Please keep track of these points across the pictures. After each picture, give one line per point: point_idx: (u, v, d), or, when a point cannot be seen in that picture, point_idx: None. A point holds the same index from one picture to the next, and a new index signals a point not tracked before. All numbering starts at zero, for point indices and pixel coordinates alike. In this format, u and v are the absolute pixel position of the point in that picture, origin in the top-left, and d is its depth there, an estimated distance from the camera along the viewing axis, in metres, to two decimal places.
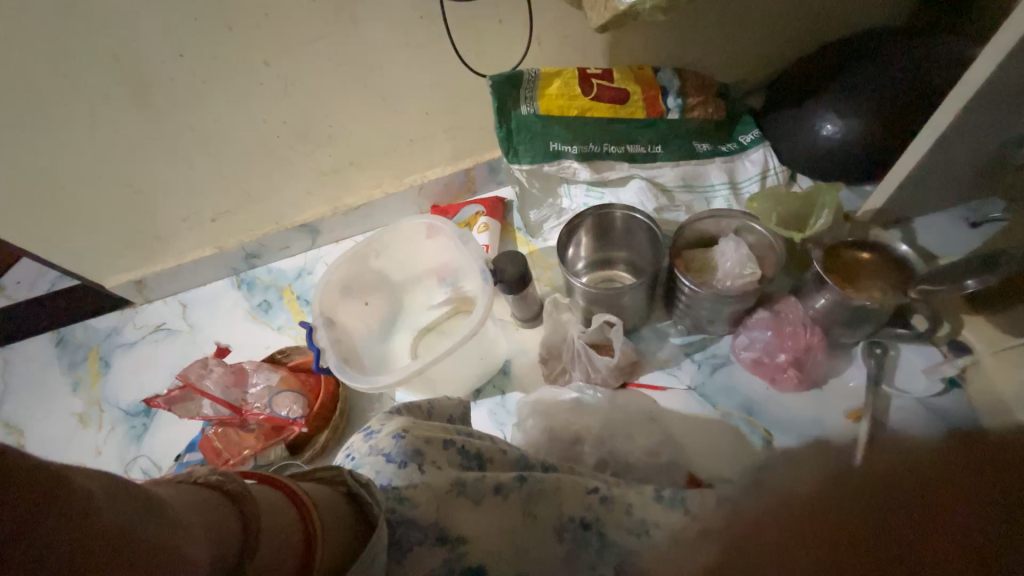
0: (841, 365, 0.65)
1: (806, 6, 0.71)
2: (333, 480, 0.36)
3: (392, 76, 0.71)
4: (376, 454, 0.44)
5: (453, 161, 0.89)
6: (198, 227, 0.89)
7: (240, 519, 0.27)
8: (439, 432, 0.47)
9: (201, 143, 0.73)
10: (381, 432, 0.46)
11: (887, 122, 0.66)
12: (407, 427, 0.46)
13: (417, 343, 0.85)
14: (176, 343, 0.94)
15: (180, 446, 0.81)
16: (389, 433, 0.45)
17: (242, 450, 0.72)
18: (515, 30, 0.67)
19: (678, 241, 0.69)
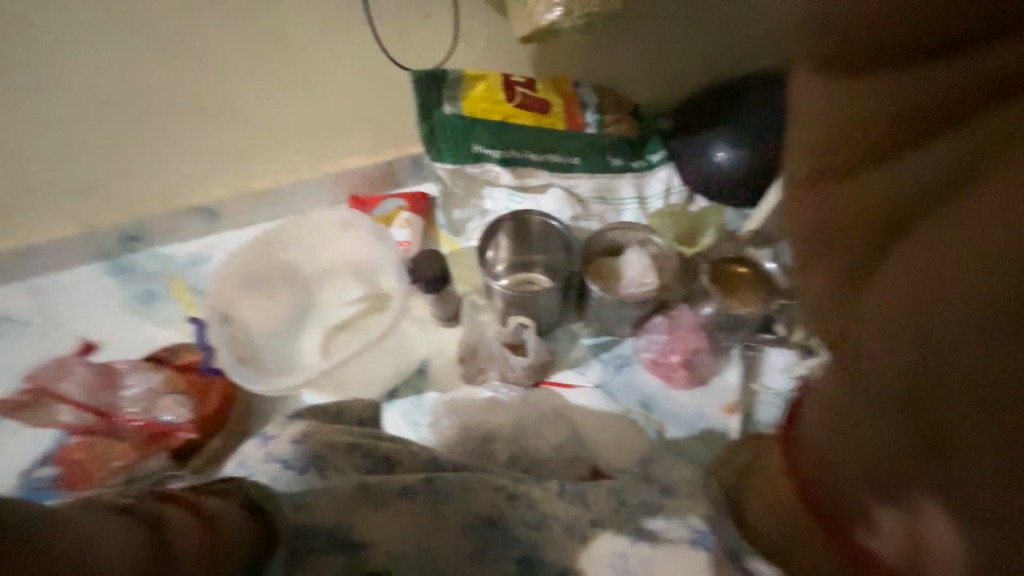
0: (724, 364, 0.72)
1: (718, 43, 0.76)
2: (226, 495, 0.35)
3: (307, 55, 0.66)
4: (272, 462, 0.42)
5: (373, 153, 0.85)
6: (61, 199, 0.76)
7: (156, 535, 0.26)
8: (345, 436, 0.45)
9: (85, 100, 0.65)
10: (279, 438, 0.44)
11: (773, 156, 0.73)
12: (310, 431, 0.44)
13: (326, 341, 0.78)
14: (27, 336, 0.80)
15: (22, 462, 0.68)
16: (292, 437, 0.44)
17: (114, 461, 0.63)
18: (441, 28, 0.67)
19: (587, 249, 0.75)
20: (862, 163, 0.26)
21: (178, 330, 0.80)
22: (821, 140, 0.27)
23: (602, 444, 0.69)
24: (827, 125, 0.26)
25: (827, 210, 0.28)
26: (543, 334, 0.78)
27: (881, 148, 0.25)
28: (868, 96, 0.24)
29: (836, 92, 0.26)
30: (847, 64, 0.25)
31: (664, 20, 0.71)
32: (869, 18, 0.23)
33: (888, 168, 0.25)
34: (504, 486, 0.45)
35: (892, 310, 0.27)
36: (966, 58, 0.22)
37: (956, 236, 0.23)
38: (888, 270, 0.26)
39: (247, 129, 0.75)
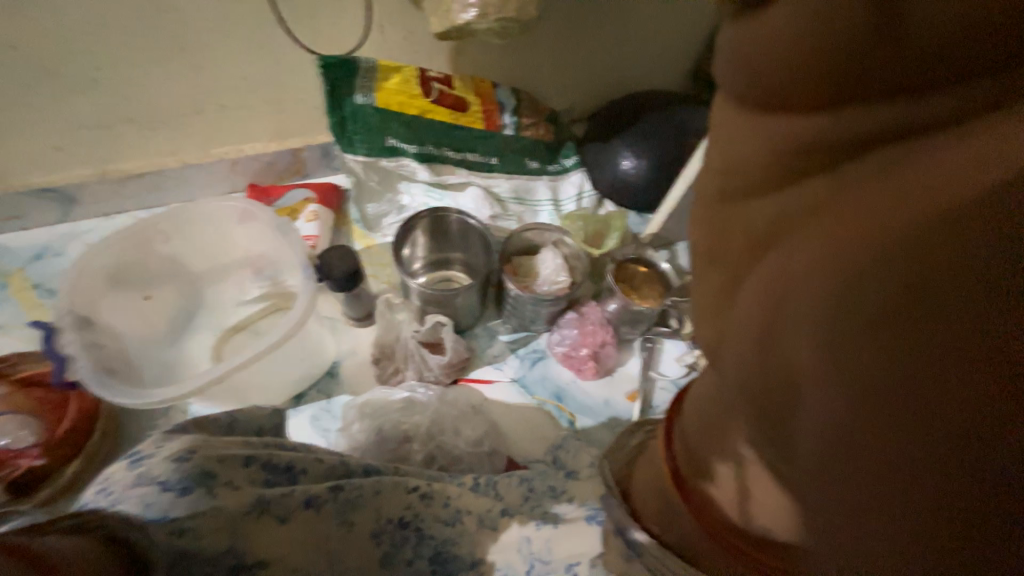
0: (627, 356, 0.79)
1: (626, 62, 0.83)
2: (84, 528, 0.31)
3: (192, 25, 0.60)
4: (145, 484, 0.35)
5: (278, 139, 0.79)
6: None
7: None
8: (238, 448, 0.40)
9: None
10: (155, 457, 0.37)
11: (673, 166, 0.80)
12: (195, 447, 0.38)
13: (221, 345, 0.72)
14: None
15: None
16: (170, 455, 0.37)
17: None
18: (352, 14, 0.63)
19: (507, 247, 0.77)
20: (771, 187, 0.21)
21: (17, 335, 0.68)
22: (741, 160, 0.22)
23: (517, 436, 0.72)
24: (745, 156, 0.22)
25: (717, 224, 0.24)
26: (460, 331, 0.78)
27: (794, 178, 0.20)
28: (779, 125, 0.20)
29: (755, 116, 0.21)
30: (767, 76, 0.20)
31: (578, 32, 0.75)
32: (795, 23, 0.18)
33: (785, 198, 0.21)
34: (417, 487, 0.45)
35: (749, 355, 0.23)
36: (890, 79, 0.17)
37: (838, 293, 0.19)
38: (752, 305, 0.22)
39: (118, 101, 0.66)
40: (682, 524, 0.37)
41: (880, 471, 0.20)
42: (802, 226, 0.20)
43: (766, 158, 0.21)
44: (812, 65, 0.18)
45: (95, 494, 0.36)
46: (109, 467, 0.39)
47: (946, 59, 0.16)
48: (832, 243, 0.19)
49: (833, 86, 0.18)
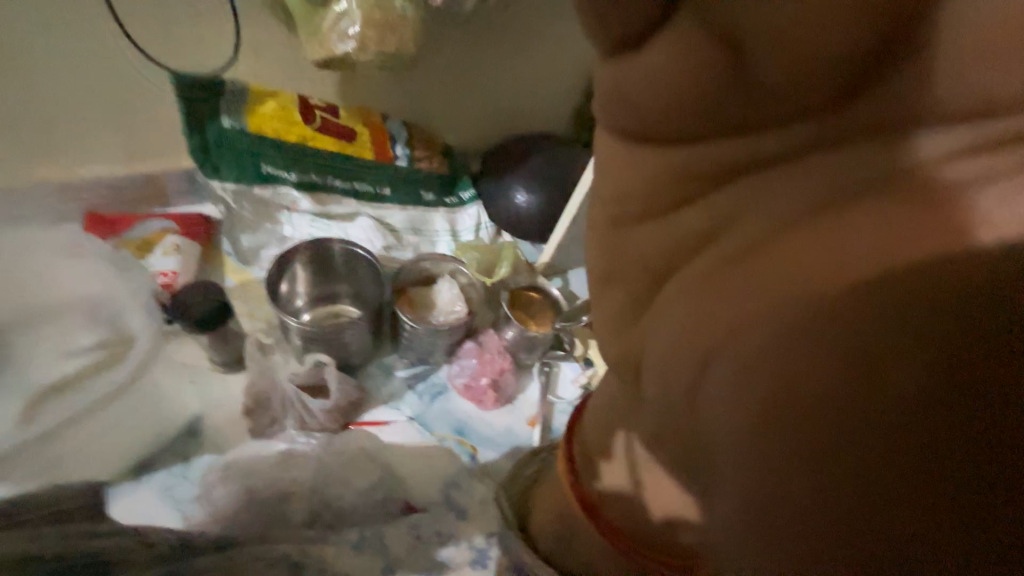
0: (526, 383, 0.79)
1: (516, 105, 0.88)
2: None
3: (3, 24, 0.52)
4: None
5: (126, 163, 0.68)
6: None
7: None
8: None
9: None
10: None
11: (561, 201, 0.85)
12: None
13: (31, 413, 0.53)
14: None
15: None
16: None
17: None
18: (214, 33, 0.59)
19: (398, 278, 0.75)
20: (668, 210, 0.22)
21: None
22: (629, 191, 0.22)
23: None
24: (633, 185, 0.22)
25: (610, 248, 0.24)
26: (352, 369, 0.73)
27: (686, 205, 0.21)
28: (669, 155, 0.20)
29: (631, 148, 0.21)
30: (641, 119, 0.20)
31: (468, 75, 0.78)
32: (676, 64, 0.18)
33: (680, 219, 0.22)
34: None
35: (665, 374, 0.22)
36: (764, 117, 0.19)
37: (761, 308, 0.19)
38: (670, 322, 0.22)
39: None
40: (570, 542, 0.37)
41: (807, 510, 0.19)
42: (716, 250, 0.20)
43: (656, 182, 0.21)
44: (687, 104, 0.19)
45: None
46: None
47: (812, 86, 0.18)
48: (764, 271, 0.19)
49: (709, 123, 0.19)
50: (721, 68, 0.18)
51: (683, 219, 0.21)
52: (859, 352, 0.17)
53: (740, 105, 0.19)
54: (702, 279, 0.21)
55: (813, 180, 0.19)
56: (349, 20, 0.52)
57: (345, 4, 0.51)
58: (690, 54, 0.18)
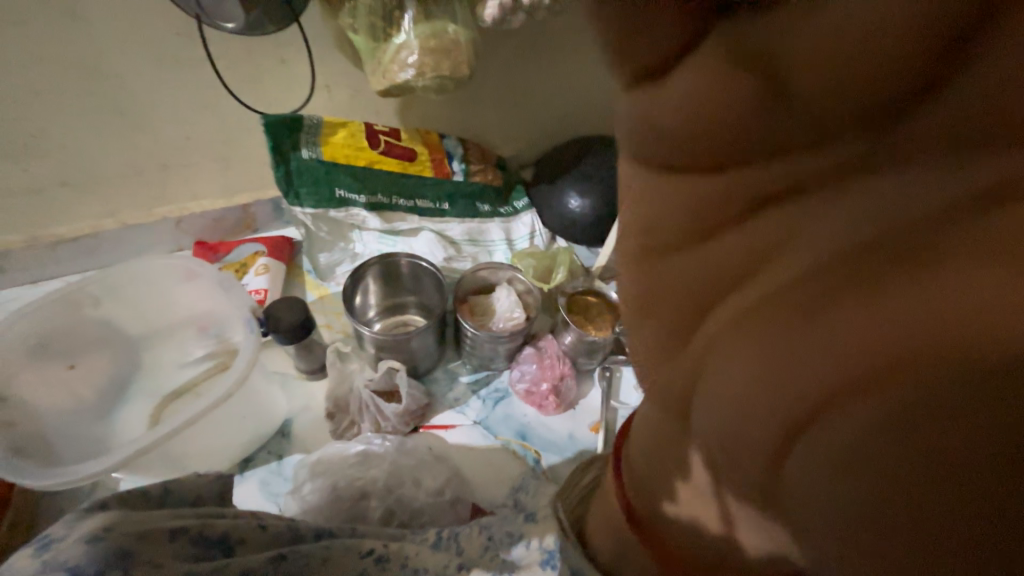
0: (587, 388, 0.79)
1: (566, 112, 0.88)
2: None
3: (132, 89, 0.61)
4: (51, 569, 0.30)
5: (225, 196, 0.78)
6: None
7: None
8: (164, 522, 0.36)
9: None
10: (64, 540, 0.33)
11: (615, 204, 0.84)
12: (113, 524, 0.34)
13: (159, 412, 0.67)
14: None
15: None
16: (81, 538, 0.33)
17: None
18: (294, 76, 0.66)
19: (459, 288, 0.78)
20: (711, 234, 0.20)
21: None
22: (668, 217, 0.21)
23: (482, 481, 0.69)
24: (671, 215, 0.21)
25: (655, 276, 0.23)
26: (419, 375, 0.77)
27: (722, 231, 0.20)
28: (699, 183, 0.20)
29: (669, 174, 0.21)
30: (676, 143, 0.19)
31: (518, 87, 0.80)
32: (701, 83, 0.18)
33: (723, 246, 0.20)
34: (372, 550, 0.43)
35: (725, 417, 0.20)
36: (819, 128, 0.17)
37: (837, 341, 0.17)
38: (727, 358, 0.20)
39: (48, 165, 0.65)
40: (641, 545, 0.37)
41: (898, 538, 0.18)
42: (780, 277, 0.19)
43: (695, 206, 0.20)
44: (720, 129, 0.18)
45: None
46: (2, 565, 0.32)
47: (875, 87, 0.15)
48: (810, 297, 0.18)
49: (751, 143, 0.18)
50: (744, 84, 0.17)
51: (730, 242, 0.20)
52: (949, 389, 0.15)
53: (788, 114, 0.17)
54: (761, 316, 0.19)
55: (893, 188, 0.17)
56: (408, 52, 0.56)
57: (403, 37, 0.56)
58: (720, 74, 0.17)
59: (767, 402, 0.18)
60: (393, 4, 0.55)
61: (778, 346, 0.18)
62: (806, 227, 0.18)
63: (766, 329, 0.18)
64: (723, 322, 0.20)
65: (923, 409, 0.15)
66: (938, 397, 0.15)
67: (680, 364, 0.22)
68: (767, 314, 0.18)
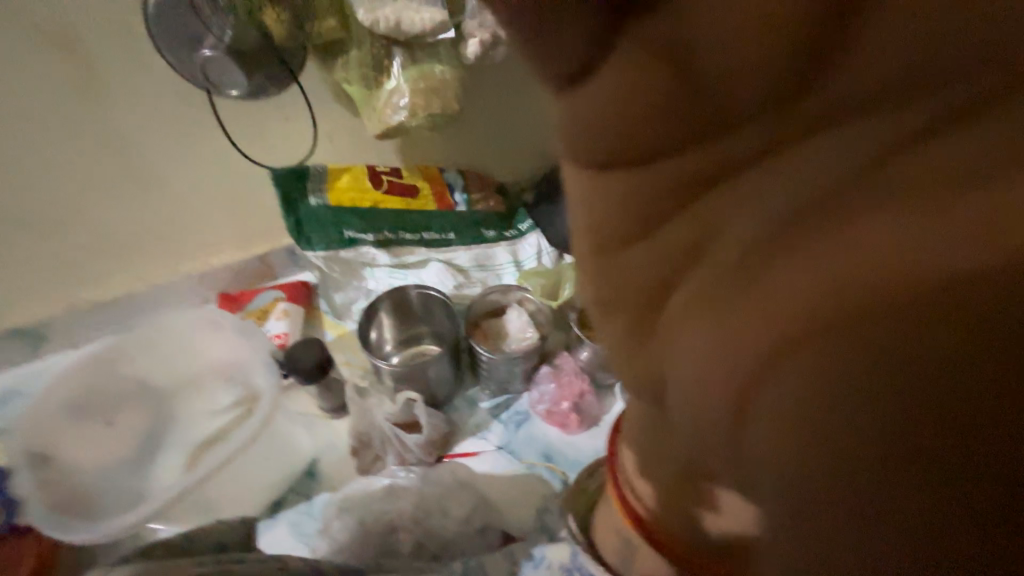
0: (609, 402, 0.78)
1: None
2: None
3: (153, 160, 0.66)
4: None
5: (244, 249, 0.83)
6: None
7: None
8: (185, 565, 0.38)
9: None
10: None
11: None
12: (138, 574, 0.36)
13: (191, 462, 0.67)
14: None
15: None
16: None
17: None
18: (298, 130, 0.70)
19: (471, 313, 0.79)
20: (654, 230, 0.21)
21: None
22: (612, 222, 0.22)
23: (511, 507, 0.68)
24: (614, 219, 0.22)
25: (607, 278, 0.24)
26: (440, 405, 0.77)
27: (666, 222, 0.21)
28: (640, 185, 0.20)
29: (603, 180, 0.21)
30: (614, 149, 0.19)
31: (510, 114, 0.83)
32: (621, 85, 0.18)
33: (666, 237, 0.21)
34: None
35: (694, 381, 0.23)
36: (743, 110, 0.18)
37: (769, 300, 0.20)
38: (687, 332, 0.22)
39: (82, 238, 0.70)
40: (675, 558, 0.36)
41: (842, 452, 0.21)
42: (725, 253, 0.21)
43: (640, 204, 0.21)
44: (652, 120, 0.18)
45: None
46: None
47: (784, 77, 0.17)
48: (753, 264, 0.20)
49: (681, 133, 0.19)
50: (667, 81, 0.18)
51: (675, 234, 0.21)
52: (870, 316, 0.18)
53: (701, 109, 0.18)
54: (715, 286, 0.21)
55: (798, 167, 0.19)
56: (398, 95, 0.59)
57: (394, 82, 0.59)
58: (639, 77, 0.18)
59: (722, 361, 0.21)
60: (381, 53, 0.59)
61: (726, 314, 0.21)
62: (739, 211, 0.20)
63: (716, 301, 0.21)
64: (684, 300, 0.22)
65: (852, 336, 0.18)
66: (864, 322, 0.18)
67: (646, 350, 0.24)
68: (713, 287, 0.21)
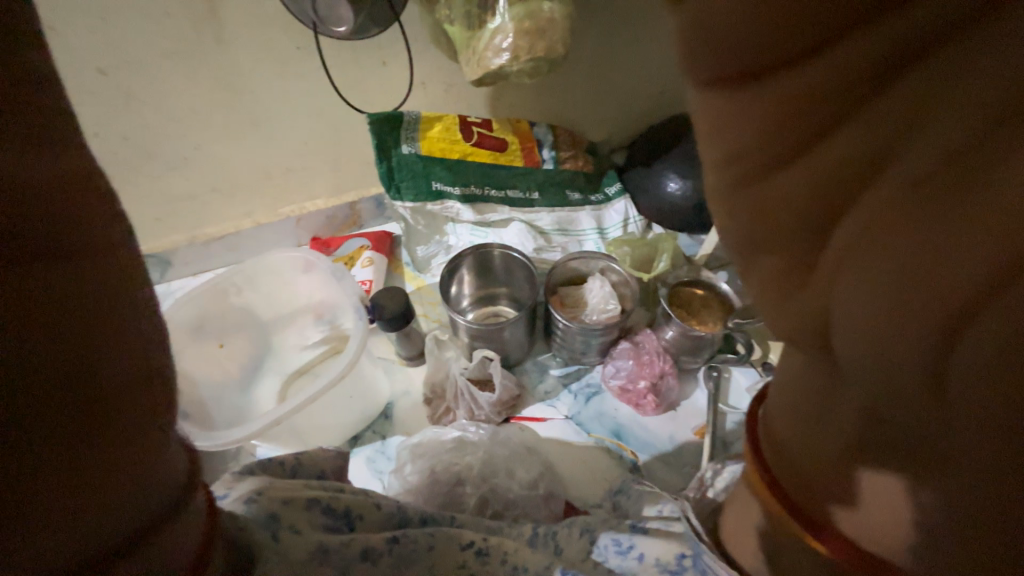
0: (689, 388, 0.73)
1: (663, 88, 0.82)
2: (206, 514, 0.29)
3: (263, 101, 0.69)
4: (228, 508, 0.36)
5: (336, 195, 0.86)
6: None
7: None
8: (304, 489, 0.39)
9: None
10: (229, 497, 0.38)
11: None
12: (264, 488, 0.38)
13: (286, 389, 0.75)
14: None
15: None
16: (244, 494, 0.37)
17: None
18: (395, 75, 0.69)
19: (551, 278, 0.76)
20: (810, 145, 0.16)
21: None
22: (745, 144, 0.18)
23: (576, 480, 0.67)
24: (743, 136, 0.18)
25: (744, 216, 0.19)
26: (511, 366, 0.77)
27: (822, 135, 0.16)
28: (779, 85, 0.16)
29: (739, 94, 0.17)
30: (745, 45, 0.16)
31: (613, 64, 0.75)
32: None
33: (822, 155, 0.16)
34: (472, 543, 0.41)
35: (860, 344, 0.17)
36: None
37: (981, 207, 0.13)
38: (845, 274, 0.16)
39: (201, 176, 0.75)
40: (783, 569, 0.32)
41: None
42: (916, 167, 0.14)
43: (782, 116, 0.17)
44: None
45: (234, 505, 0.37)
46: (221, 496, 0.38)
47: None
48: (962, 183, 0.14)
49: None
50: None
51: (836, 147, 0.16)
52: None
53: None
54: (898, 217, 0.15)
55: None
56: (502, 35, 0.54)
57: (499, 20, 0.54)
58: None
59: (899, 312, 0.15)
60: None
61: (910, 241, 0.14)
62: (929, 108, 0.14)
63: (893, 226, 0.15)
64: (850, 245, 0.16)
65: None
66: None
67: (793, 309, 0.19)
68: (879, 212, 0.15)
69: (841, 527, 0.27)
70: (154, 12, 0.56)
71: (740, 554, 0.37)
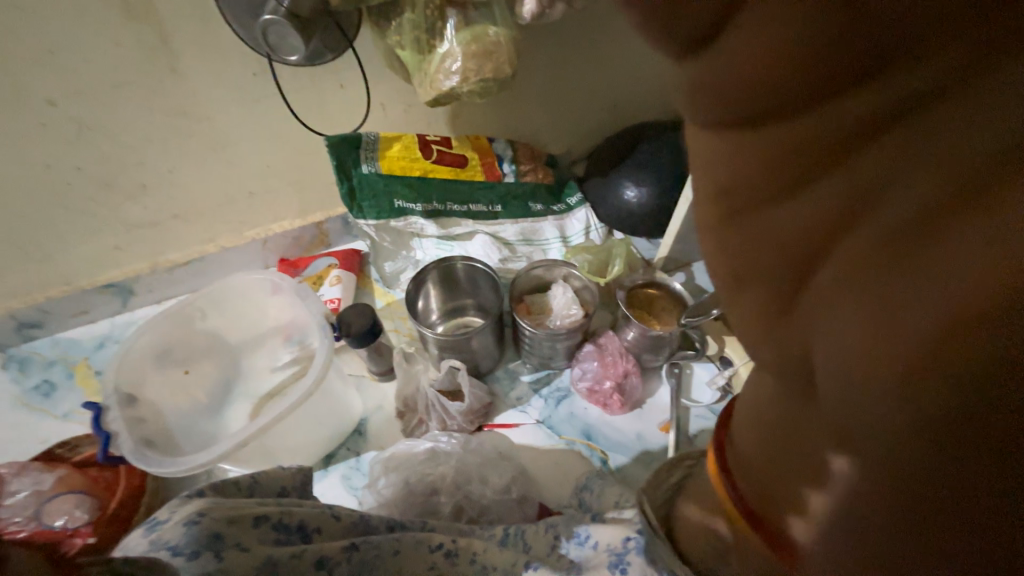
0: (653, 386, 0.76)
1: (613, 101, 0.86)
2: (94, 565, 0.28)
3: (222, 127, 0.69)
4: (156, 550, 0.33)
5: (302, 216, 0.87)
6: None
7: None
8: (251, 507, 0.38)
9: None
10: (168, 522, 0.36)
11: (670, 191, 0.81)
12: (205, 509, 0.36)
13: (257, 409, 0.75)
14: None
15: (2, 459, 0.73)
16: (181, 519, 0.35)
17: (105, 515, 0.60)
18: (354, 98, 0.72)
19: (515, 287, 0.78)
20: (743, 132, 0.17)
21: (80, 422, 0.76)
22: (741, 177, 0.18)
23: (547, 481, 0.69)
24: (739, 162, 0.18)
25: (755, 242, 0.18)
26: (482, 375, 0.78)
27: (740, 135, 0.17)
28: (780, 136, 0.16)
29: (737, 139, 0.17)
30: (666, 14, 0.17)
31: (566, 81, 0.79)
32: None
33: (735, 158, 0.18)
34: (441, 544, 0.43)
35: (872, 391, 0.17)
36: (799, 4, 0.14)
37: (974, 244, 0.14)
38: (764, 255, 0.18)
39: (163, 203, 0.75)
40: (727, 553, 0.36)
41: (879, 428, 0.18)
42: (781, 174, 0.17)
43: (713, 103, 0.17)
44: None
45: (163, 535, 0.34)
46: (158, 516, 0.37)
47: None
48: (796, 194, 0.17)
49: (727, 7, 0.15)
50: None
51: (860, 168, 0.15)
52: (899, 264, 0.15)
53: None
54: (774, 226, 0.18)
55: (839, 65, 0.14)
56: (452, 59, 0.57)
57: (447, 45, 0.57)
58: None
59: (892, 351, 0.16)
60: (435, 16, 0.57)
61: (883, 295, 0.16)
62: (921, 145, 0.14)
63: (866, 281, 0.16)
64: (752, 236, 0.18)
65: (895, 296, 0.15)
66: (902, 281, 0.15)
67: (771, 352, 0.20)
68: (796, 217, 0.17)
69: (801, 538, 0.26)
70: (108, 47, 0.57)
71: (699, 549, 0.38)
